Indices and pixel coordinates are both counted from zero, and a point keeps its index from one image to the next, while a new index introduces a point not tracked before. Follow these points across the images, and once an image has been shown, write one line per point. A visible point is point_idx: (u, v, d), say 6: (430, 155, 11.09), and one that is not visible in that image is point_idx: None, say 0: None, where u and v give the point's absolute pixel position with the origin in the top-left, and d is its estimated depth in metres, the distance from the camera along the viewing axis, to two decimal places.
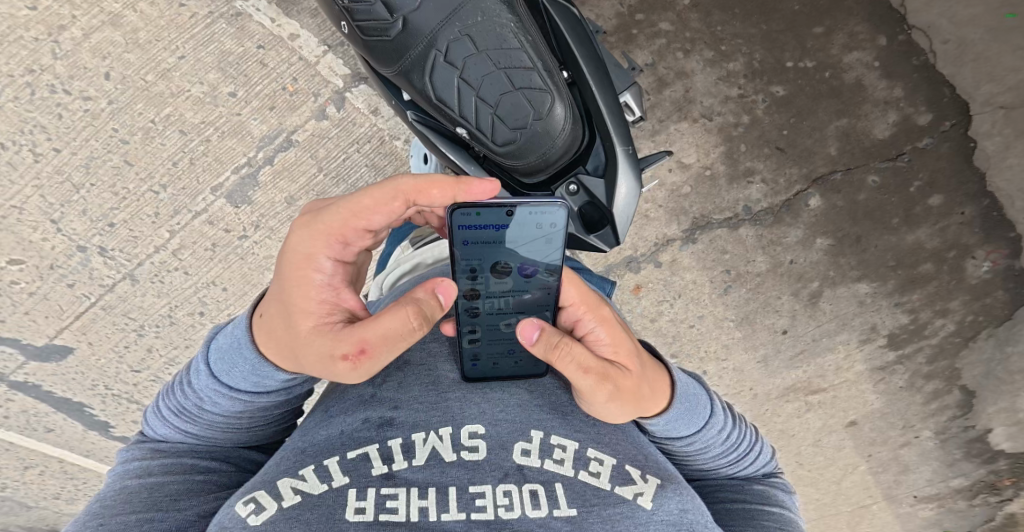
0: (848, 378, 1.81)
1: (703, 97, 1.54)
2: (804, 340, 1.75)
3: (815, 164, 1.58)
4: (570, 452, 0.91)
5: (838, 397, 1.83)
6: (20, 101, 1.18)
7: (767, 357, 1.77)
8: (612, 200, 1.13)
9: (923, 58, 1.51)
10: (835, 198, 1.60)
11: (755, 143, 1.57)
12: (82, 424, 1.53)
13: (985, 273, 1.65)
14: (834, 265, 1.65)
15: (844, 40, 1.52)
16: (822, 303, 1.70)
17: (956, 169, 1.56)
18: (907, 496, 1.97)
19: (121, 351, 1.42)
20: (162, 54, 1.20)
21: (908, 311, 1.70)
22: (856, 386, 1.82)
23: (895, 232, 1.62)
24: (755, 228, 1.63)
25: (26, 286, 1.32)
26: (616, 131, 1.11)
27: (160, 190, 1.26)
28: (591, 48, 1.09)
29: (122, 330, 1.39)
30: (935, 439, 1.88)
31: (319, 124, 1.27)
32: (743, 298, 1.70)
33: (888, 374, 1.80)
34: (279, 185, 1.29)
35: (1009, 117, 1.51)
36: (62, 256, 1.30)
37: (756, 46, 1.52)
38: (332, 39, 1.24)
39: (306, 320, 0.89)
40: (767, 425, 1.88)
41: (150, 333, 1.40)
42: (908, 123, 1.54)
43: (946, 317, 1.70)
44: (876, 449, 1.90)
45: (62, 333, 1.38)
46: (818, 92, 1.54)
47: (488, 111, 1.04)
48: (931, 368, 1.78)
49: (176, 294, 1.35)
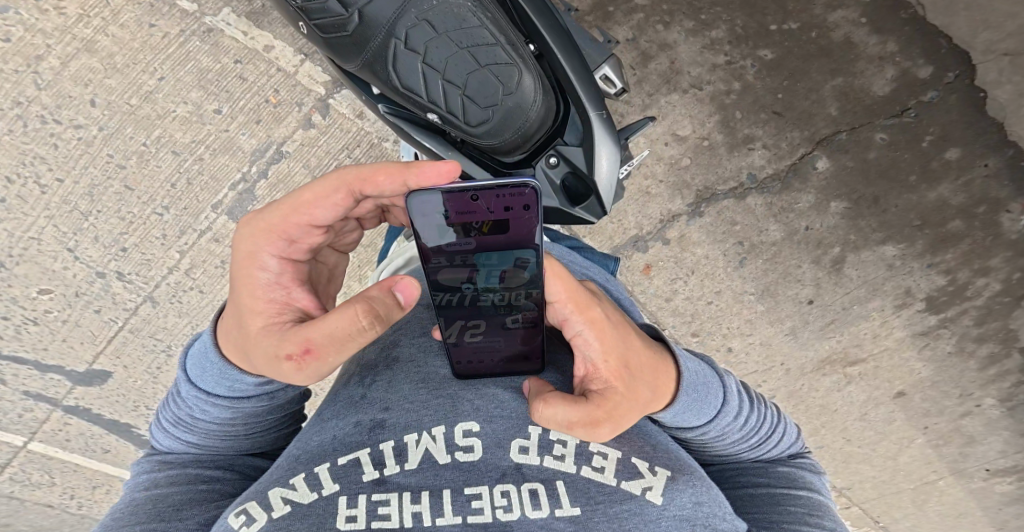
0: (888, 346, 1.69)
1: (689, 67, 1.50)
2: (833, 310, 1.65)
3: (817, 126, 1.51)
4: (570, 446, 0.82)
5: (880, 367, 1.72)
6: (16, 134, 1.26)
7: (796, 330, 1.68)
8: (594, 170, 1.10)
9: (911, 11, 1.45)
10: (844, 159, 1.53)
11: (751, 109, 1.51)
12: (133, 443, 1.61)
13: None
14: (854, 228, 1.57)
15: None
16: (846, 270, 1.61)
17: (970, 121, 1.47)
18: (978, 470, 1.81)
19: (153, 372, 1.50)
20: (142, 76, 1.26)
21: (944, 272, 1.59)
22: (900, 355, 1.70)
23: (915, 190, 1.53)
24: (762, 196, 1.56)
25: (57, 314, 1.41)
26: (588, 97, 1.08)
27: (163, 211, 1.32)
28: (554, 18, 1.07)
29: (152, 351, 1.47)
30: (1001, 407, 1.73)
31: (307, 133, 1.31)
32: (760, 270, 1.62)
33: (933, 340, 1.67)
34: (276, 196, 1.33)
35: (1016, 63, 1.42)
36: (85, 283, 1.37)
37: (736, 12, 1.48)
38: (308, 48, 1.28)
39: (255, 319, 0.79)
40: (806, 402, 1.78)
41: (177, 352, 1.47)
42: (908, 77, 1.47)
43: (989, 275, 1.58)
44: (933, 420, 1.76)
45: (99, 358, 1.46)
46: (807, 53, 1.48)
47: (457, 93, 1.03)
48: (981, 331, 1.65)
49: (194, 312, 1.41)
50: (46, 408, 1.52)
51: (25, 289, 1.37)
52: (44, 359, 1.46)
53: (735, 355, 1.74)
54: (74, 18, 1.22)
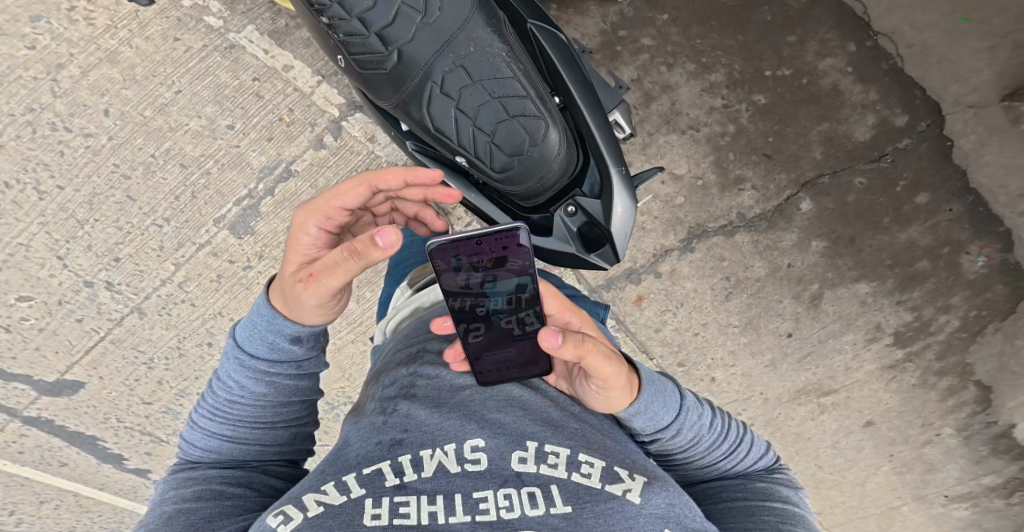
0: (859, 378, 1.78)
1: (689, 108, 1.57)
2: (810, 343, 1.74)
3: (803, 168, 1.60)
4: (564, 455, 0.84)
5: (852, 397, 1.81)
6: (22, 140, 1.22)
7: (775, 361, 1.76)
8: (611, 218, 1.12)
9: (891, 62, 1.55)
10: (825, 201, 1.62)
11: (743, 151, 1.59)
12: (96, 457, 1.59)
13: (982, 268, 1.65)
14: (831, 266, 1.66)
15: (817, 48, 1.55)
16: (823, 305, 1.70)
17: (938, 168, 1.59)
18: (938, 496, 1.91)
19: (131, 384, 1.47)
20: (159, 88, 1.24)
21: (910, 309, 1.70)
22: (869, 386, 1.79)
23: (887, 231, 1.63)
24: (750, 234, 1.63)
25: (36, 321, 1.35)
26: (608, 153, 1.10)
27: (164, 223, 1.29)
28: (582, 72, 1.10)
29: (133, 363, 1.43)
30: (959, 436, 1.84)
31: (318, 154, 1.30)
32: (744, 304, 1.69)
33: (899, 372, 1.77)
34: (281, 214, 1.31)
35: (980, 115, 1.54)
36: (71, 292, 1.33)
37: (735, 57, 1.56)
38: (325, 69, 1.28)
39: (287, 267, 0.85)
40: (781, 429, 1.85)
41: (160, 365, 1.44)
42: (886, 125, 1.58)
43: (950, 312, 1.69)
44: (898, 448, 1.86)
45: (74, 368, 1.42)
46: (797, 99, 1.58)
47: (486, 140, 1.06)
48: (942, 365, 1.77)
49: (184, 326, 1.37)
50: (5, 418, 1.49)
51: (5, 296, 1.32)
52: (9, 367, 1.41)
53: (717, 384, 1.80)
54: (101, 28, 1.21)
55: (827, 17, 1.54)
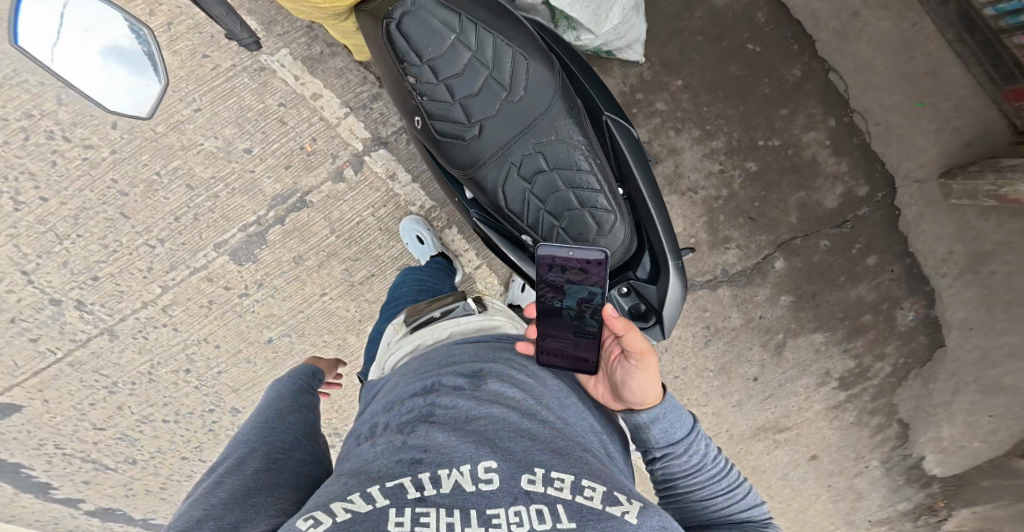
0: (808, 416, 1.95)
1: (690, 172, 1.73)
2: (771, 387, 1.90)
3: (779, 231, 1.76)
4: (569, 479, 0.73)
5: (801, 434, 1.97)
6: (12, 145, 1.26)
7: (741, 402, 1.92)
8: (665, 300, 1.28)
9: (861, 138, 1.71)
10: (795, 260, 1.78)
11: (732, 214, 1.74)
12: (15, 487, 1.50)
13: (911, 321, 1.85)
14: (795, 319, 1.83)
15: (804, 121, 1.71)
16: (785, 352, 1.87)
17: (887, 234, 1.76)
18: (863, 520, 2.11)
19: (83, 408, 1.42)
20: (176, 105, 1.30)
21: (853, 355, 1.89)
22: (815, 423, 1.96)
23: (842, 288, 1.81)
24: (731, 288, 1.80)
25: None
26: (668, 246, 1.25)
27: (157, 244, 1.33)
28: (647, 171, 1.24)
29: (90, 387, 1.40)
30: (882, 466, 2.04)
31: (335, 186, 1.38)
32: (720, 350, 1.86)
33: (840, 411, 1.96)
34: (288, 243, 1.38)
35: (922, 190, 1.71)
36: (29, 310, 1.33)
37: (735, 126, 1.71)
38: (354, 102, 1.37)
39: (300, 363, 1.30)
40: (741, 463, 2.00)
41: (123, 391, 1.41)
42: (851, 194, 1.74)
43: (884, 360, 1.89)
44: (834, 478, 2.04)
45: (11, 391, 1.38)
46: (783, 167, 1.73)
47: (556, 226, 1.16)
48: (875, 405, 1.96)
49: (160, 351, 1.39)
50: None
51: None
52: None
53: None
54: None
55: (814, 92, 1.70)
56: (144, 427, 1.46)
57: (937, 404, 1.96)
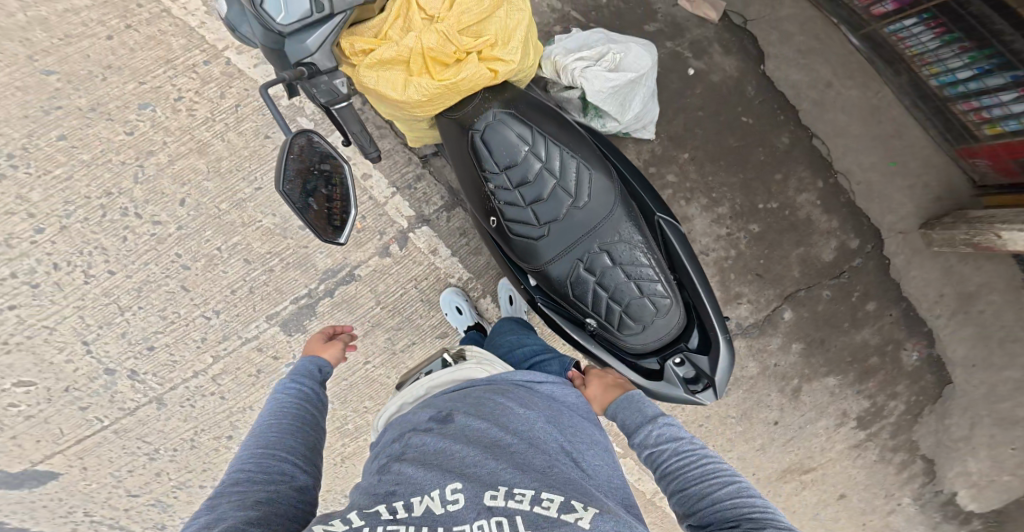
0: (831, 457, 2.00)
1: (701, 236, 1.92)
2: (792, 429, 1.99)
3: (785, 285, 1.96)
4: (529, 492, 0.77)
5: (828, 474, 2.01)
6: (90, 222, 1.39)
7: (764, 447, 1.99)
8: (716, 370, 1.45)
9: (847, 197, 1.95)
10: (802, 310, 1.97)
11: (741, 271, 1.95)
12: None
13: (916, 360, 1.97)
14: (807, 364, 1.98)
15: (796, 184, 1.94)
16: (803, 396, 1.98)
17: (880, 280, 1.95)
18: None
19: (119, 474, 1.49)
20: (240, 183, 1.44)
21: (867, 396, 1.98)
22: (840, 463, 2.00)
23: (847, 333, 1.97)
24: (745, 339, 1.96)
25: (25, 409, 1.42)
26: (717, 324, 1.46)
27: (212, 315, 1.46)
28: (694, 261, 1.50)
29: (132, 454, 1.49)
30: (916, 504, 2.05)
31: (382, 260, 1.55)
32: (740, 398, 1.96)
33: (863, 450, 2.01)
34: (336, 314, 1.52)
35: (907, 239, 1.93)
36: (84, 379, 1.43)
37: (737, 193, 1.92)
38: (399, 183, 1.56)
39: (312, 339, 1.25)
40: None
41: (163, 457, 1.50)
42: (845, 247, 1.95)
43: (897, 398, 1.99)
44: (868, 518, 2.05)
45: (51, 458, 1.46)
46: (782, 227, 1.94)
47: (618, 308, 1.38)
48: (896, 442, 2.00)
49: (205, 418, 1.49)
50: None
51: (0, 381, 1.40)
52: None
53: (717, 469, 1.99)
54: (200, 120, 1.43)
55: (802, 157, 1.95)
56: (178, 494, 1.52)
57: (957, 439, 1.99)
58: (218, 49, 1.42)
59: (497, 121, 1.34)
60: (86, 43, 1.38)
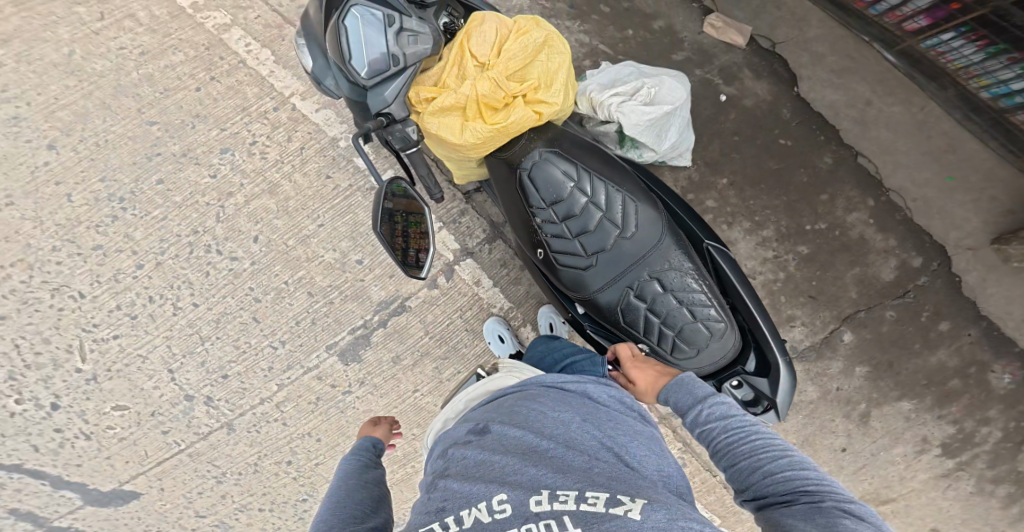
0: (914, 487, 1.94)
1: (746, 259, 1.91)
2: (863, 456, 1.94)
3: (842, 306, 1.92)
4: (572, 493, 0.78)
5: (911, 505, 1.94)
6: (179, 258, 1.54)
7: (833, 475, 1.95)
8: (777, 392, 1.38)
9: (902, 214, 1.92)
10: (863, 331, 1.92)
11: (793, 293, 1.91)
12: None
13: (1008, 384, 1.88)
14: (875, 388, 1.92)
15: (845, 203, 1.93)
16: (873, 422, 1.93)
17: (951, 299, 1.90)
18: None
19: (190, 495, 1.58)
20: (305, 221, 1.57)
21: (951, 422, 1.91)
22: (926, 494, 1.94)
23: (919, 355, 1.91)
24: (802, 363, 1.93)
25: (118, 431, 1.55)
26: (777, 346, 1.39)
27: (279, 345, 1.56)
28: (747, 285, 1.43)
29: (203, 477, 1.57)
30: None
31: (430, 291, 1.59)
32: (801, 423, 1.94)
33: (954, 480, 1.93)
34: (389, 344, 1.58)
35: (978, 255, 1.88)
36: (167, 404, 1.54)
37: (782, 214, 1.92)
38: (446, 217, 1.63)
39: (368, 422, 1.40)
40: None
41: (229, 480, 1.58)
42: (906, 265, 1.91)
43: (990, 424, 1.90)
44: None
45: (137, 479, 1.56)
46: (833, 247, 1.92)
47: (671, 335, 1.33)
48: (995, 473, 1.91)
49: (268, 444, 1.56)
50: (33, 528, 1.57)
51: (100, 404, 1.53)
52: (67, 475, 1.55)
53: None
54: (270, 162, 1.58)
55: (847, 177, 1.94)
56: (241, 516, 1.60)
57: None
58: (286, 95, 1.60)
59: (542, 158, 1.33)
60: (179, 95, 1.58)
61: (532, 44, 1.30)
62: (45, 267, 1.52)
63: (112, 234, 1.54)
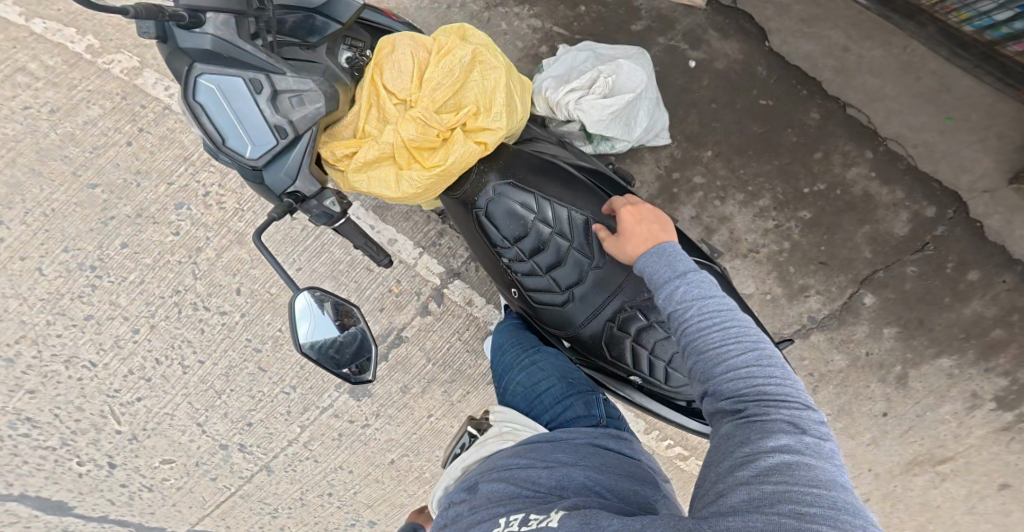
0: (971, 444, 1.91)
1: (747, 234, 1.83)
2: (908, 418, 1.91)
3: (857, 268, 1.85)
4: (518, 518, 0.83)
5: (972, 462, 1.93)
6: (171, 319, 1.60)
7: (877, 440, 1.94)
8: None
9: (906, 162, 1.84)
10: (885, 291, 1.86)
11: (802, 262, 1.85)
12: None
13: None
14: (908, 347, 1.87)
15: (842, 159, 1.86)
16: (911, 383, 1.89)
17: (976, 245, 1.82)
18: None
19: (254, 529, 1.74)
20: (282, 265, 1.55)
21: (1002, 374, 1.86)
22: (987, 450, 1.91)
23: (952, 308, 1.84)
24: (824, 332, 1.87)
25: (173, 481, 1.69)
26: None
27: (291, 389, 1.62)
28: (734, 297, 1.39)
29: (259, 513, 1.72)
30: None
31: (424, 318, 1.58)
32: (834, 393, 1.91)
33: (1016, 433, 1.89)
34: (395, 376, 1.60)
35: (996, 197, 1.79)
36: (207, 453, 1.67)
37: (776, 180, 1.85)
38: (423, 241, 1.57)
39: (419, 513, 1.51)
40: (903, 501, 1.99)
41: (283, 514, 1.71)
42: (919, 216, 1.84)
43: None
44: None
45: (203, 520, 1.73)
46: (837, 208, 1.86)
47: (662, 363, 1.29)
48: None
49: (307, 479, 1.66)
50: None
51: (150, 459, 1.68)
52: (148, 521, 1.73)
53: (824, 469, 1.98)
54: (230, 212, 1.58)
55: (839, 130, 1.87)
56: None
57: None
58: None
59: (507, 200, 1.28)
60: (111, 152, 1.56)
61: (458, 67, 1.19)
62: (49, 341, 1.60)
63: (97, 303, 1.59)
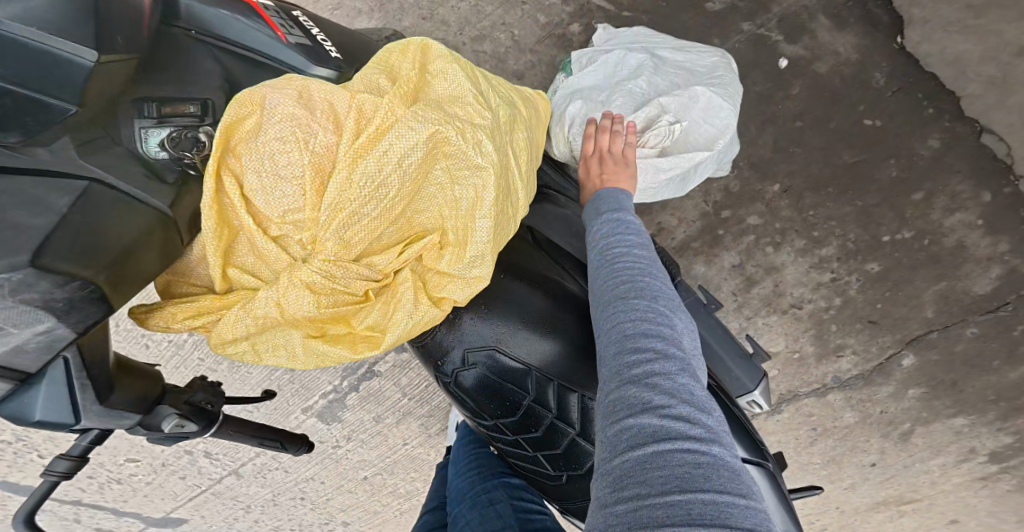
0: (943, 489, 1.76)
1: (794, 287, 1.55)
2: (894, 468, 1.76)
3: (910, 328, 1.55)
4: None
5: (935, 503, 1.80)
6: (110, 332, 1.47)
7: (856, 485, 1.81)
8: None
9: None
10: (930, 353, 1.57)
11: (847, 320, 1.57)
12: None
13: None
14: (926, 407, 1.64)
15: (946, 202, 1.42)
16: (914, 438, 1.69)
17: None
18: None
19: (228, 520, 1.78)
20: None
21: (1012, 433, 1.62)
22: (954, 494, 1.76)
23: (996, 372, 1.55)
24: (844, 391, 1.66)
25: (141, 475, 1.67)
26: None
27: (254, 408, 1.54)
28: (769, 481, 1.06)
29: (231, 507, 1.74)
30: None
31: (400, 354, 1.45)
32: (832, 445, 1.76)
33: (991, 481, 1.71)
34: (366, 406, 1.52)
35: None
36: (173, 456, 1.64)
37: (851, 225, 1.48)
38: None
39: None
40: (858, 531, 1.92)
41: (254, 510, 1.74)
42: (1015, 275, 1.44)
43: None
44: None
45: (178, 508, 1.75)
46: (915, 261, 1.48)
47: None
48: None
49: (278, 486, 1.66)
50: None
51: (114, 457, 1.64)
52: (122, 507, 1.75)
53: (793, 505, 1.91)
54: None
55: (960, 162, 1.40)
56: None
57: None
58: None
59: (489, 375, 1.03)
60: None
61: (393, 170, 0.71)
62: None
63: None
